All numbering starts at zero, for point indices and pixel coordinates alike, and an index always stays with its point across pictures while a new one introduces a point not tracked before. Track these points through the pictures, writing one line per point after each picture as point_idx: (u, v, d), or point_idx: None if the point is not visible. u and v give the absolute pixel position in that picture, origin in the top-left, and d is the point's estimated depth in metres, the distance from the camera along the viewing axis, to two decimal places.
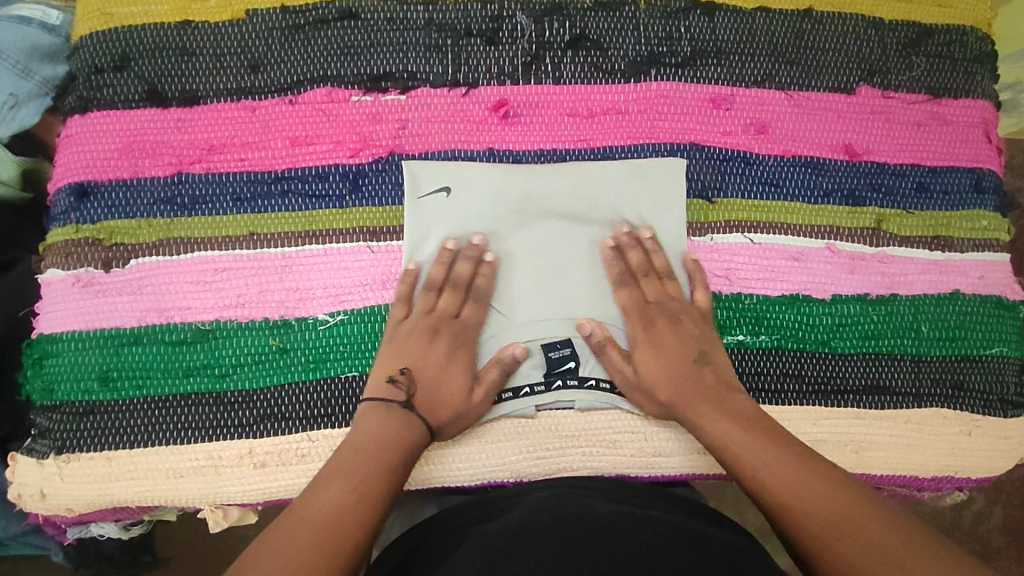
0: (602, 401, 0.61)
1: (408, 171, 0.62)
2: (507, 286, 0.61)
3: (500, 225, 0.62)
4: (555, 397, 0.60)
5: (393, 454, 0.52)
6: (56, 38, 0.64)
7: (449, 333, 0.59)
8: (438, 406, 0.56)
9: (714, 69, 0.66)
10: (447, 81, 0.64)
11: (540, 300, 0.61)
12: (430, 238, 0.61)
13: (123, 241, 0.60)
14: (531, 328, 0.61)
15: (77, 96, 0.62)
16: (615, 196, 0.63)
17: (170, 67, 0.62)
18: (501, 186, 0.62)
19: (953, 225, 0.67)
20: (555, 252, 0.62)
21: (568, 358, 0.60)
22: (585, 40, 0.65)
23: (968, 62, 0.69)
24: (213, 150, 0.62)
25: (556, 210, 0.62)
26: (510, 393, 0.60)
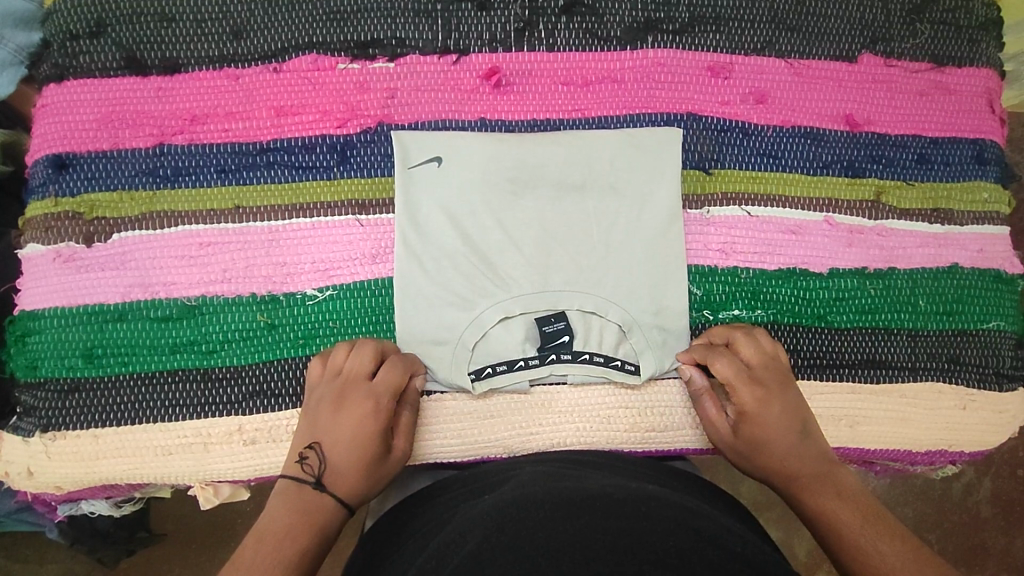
0: (595, 376, 0.60)
1: (398, 141, 0.60)
2: (483, 268, 0.59)
3: (494, 195, 0.60)
4: (548, 371, 0.59)
5: (306, 536, 0.50)
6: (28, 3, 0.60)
7: (355, 396, 0.54)
8: (357, 475, 0.53)
9: (714, 36, 0.64)
10: (437, 48, 0.62)
11: (535, 273, 0.59)
12: (422, 208, 0.60)
13: (104, 215, 0.58)
14: (528, 300, 0.59)
15: (52, 64, 0.60)
16: (612, 165, 0.62)
17: (149, 33, 0.60)
18: (494, 155, 0.60)
19: (953, 198, 0.66)
20: (549, 223, 0.61)
21: (561, 331, 0.59)
22: (580, 5, 0.63)
23: (974, 29, 0.67)
24: (195, 120, 0.60)
25: (551, 179, 0.61)
26: (504, 367, 0.59)
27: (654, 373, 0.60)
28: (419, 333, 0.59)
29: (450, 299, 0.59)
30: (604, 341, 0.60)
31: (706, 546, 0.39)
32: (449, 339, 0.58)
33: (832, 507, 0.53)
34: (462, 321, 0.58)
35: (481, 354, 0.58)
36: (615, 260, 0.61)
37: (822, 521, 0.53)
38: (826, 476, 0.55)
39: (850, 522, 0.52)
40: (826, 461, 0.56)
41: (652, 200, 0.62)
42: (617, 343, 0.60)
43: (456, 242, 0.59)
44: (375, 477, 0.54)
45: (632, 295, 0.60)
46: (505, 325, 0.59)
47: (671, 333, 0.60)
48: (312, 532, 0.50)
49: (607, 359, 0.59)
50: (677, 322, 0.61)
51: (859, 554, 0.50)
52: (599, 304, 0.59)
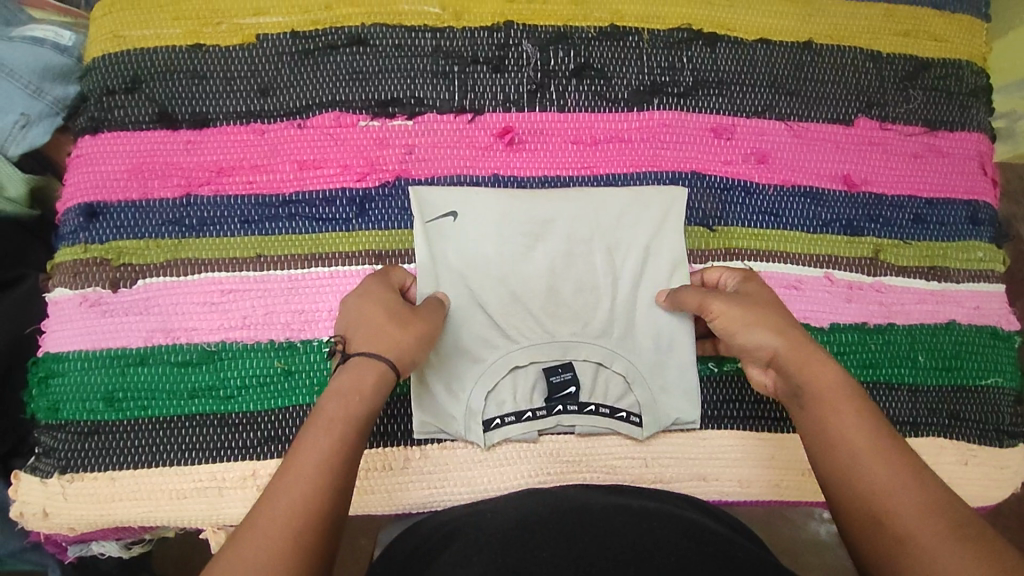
0: (602, 428, 0.61)
1: (414, 195, 0.62)
2: (493, 318, 0.61)
3: (506, 247, 0.62)
4: (555, 422, 0.60)
5: (356, 400, 0.47)
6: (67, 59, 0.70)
7: (367, 293, 0.54)
8: (386, 322, 0.51)
9: (716, 99, 0.68)
10: (454, 107, 0.65)
11: (545, 323, 0.62)
12: (437, 259, 0.62)
13: (130, 261, 0.60)
14: (537, 350, 0.61)
15: (88, 117, 0.63)
16: (619, 221, 0.64)
17: (181, 90, 0.63)
18: (506, 209, 0.63)
19: (949, 256, 0.68)
20: (559, 275, 0.63)
21: (568, 382, 0.60)
22: (589, 69, 0.67)
23: (965, 95, 0.71)
24: (221, 172, 0.62)
25: (560, 233, 0.63)
26: (512, 417, 0.60)
27: (658, 425, 0.61)
28: (432, 380, 0.60)
29: (462, 350, 0.60)
30: (611, 390, 0.61)
31: (706, 561, 0.40)
32: (460, 387, 0.60)
33: (859, 449, 0.46)
34: (474, 370, 0.60)
35: (491, 404, 0.60)
36: (621, 311, 0.63)
37: (844, 458, 0.46)
38: (850, 403, 0.48)
39: (880, 475, 0.44)
40: (852, 387, 0.49)
41: (658, 254, 0.64)
42: (623, 394, 0.61)
43: (468, 292, 0.61)
44: (407, 321, 0.52)
45: (637, 347, 0.62)
46: (514, 375, 0.60)
47: (677, 386, 0.62)
48: (357, 406, 0.46)
49: (612, 410, 0.61)
50: (682, 376, 0.62)
51: (885, 514, 0.42)
52: (606, 356, 0.61)
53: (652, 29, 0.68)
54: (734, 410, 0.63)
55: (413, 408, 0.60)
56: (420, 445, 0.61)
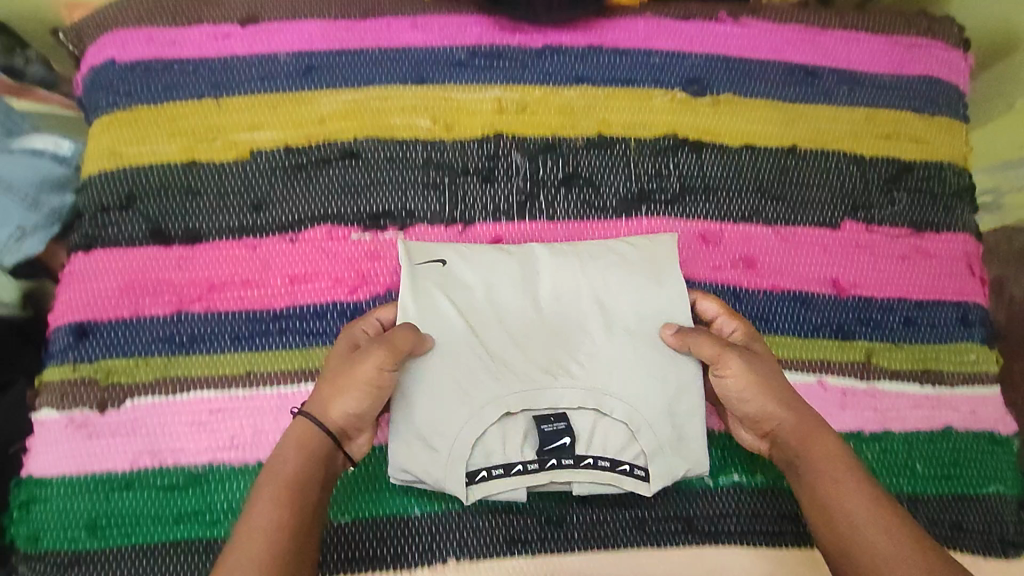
0: (600, 483, 0.59)
1: (400, 245, 0.62)
2: (484, 364, 0.59)
3: (494, 297, 0.61)
4: (550, 477, 0.58)
5: (309, 457, 0.52)
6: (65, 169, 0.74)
7: (330, 355, 0.58)
8: (331, 383, 0.55)
9: (704, 205, 0.69)
10: (444, 218, 0.66)
11: (539, 367, 0.60)
12: (424, 309, 0.60)
13: (119, 381, 0.60)
14: (528, 399, 0.58)
15: (82, 234, 0.64)
16: (610, 267, 0.63)
17: (175, 206, 0.64)
18: (494, 258, 0.63)
19: (941, 359, 0.68)
20: (550, 324, 0.61)
21: (563, 432, 0.58)
22: (578, 178, 0.68)
23: (948, 196, 0.72)
24: (213, 288, 0.63)
25: (549, 280, 0.63)
26: (502, 470, 0.57)
27: (667, 479, 0.59)
28: (416, 425, 0.57)
29: (450, 400, 0.57)
30: (608, 443, 0.59)
31: None
32: (446, 434, 0.57)
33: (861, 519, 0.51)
34: (462, 415, 0.57)
35: (480, 454, 0.57)
36: (617, 356, 0.60)
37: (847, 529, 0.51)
38: (845, 472, 0.53)
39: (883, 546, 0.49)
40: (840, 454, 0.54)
41: (664, 294, 0.62)
42: (625, 445, 0.59)
43: (458, 333, 0.59)
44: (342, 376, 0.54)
45: (642, 392, 0.59)
46: (504, 426, 0.58)
47: (685, 435, 0.59)
48: (294, 475, 0.51)
49: (612, 463, 0.58)
50: (689, 424, 0.60)
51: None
52: (602, 403, 0.59)
53: (639, 137, 0.70)
54: (730, 525, 0.62)
55: (395, 456, 0.57)
56: (410, 568, 0.59)
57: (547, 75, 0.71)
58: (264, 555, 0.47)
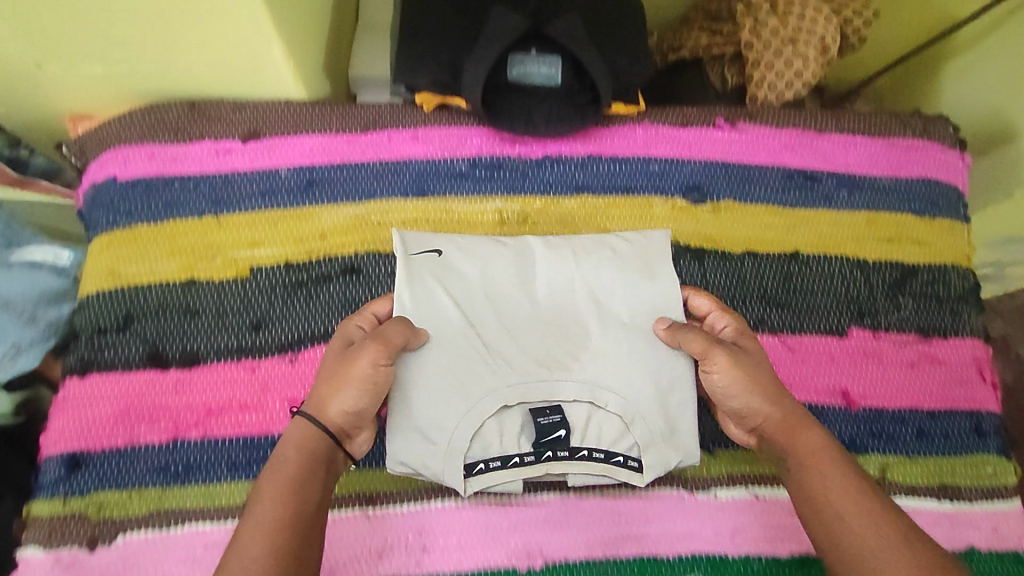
0: (594, 475, 0.60)
1: (397, 235, 0.64)
2: (479, 355, 0.60)
3: (490, 291, 0.63)
4: (546, 469, 0.58)
5: (312, 453, 0.51)
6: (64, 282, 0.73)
7: (324, 357, 0.57)
8: (326, 383, 0.54)
9: None
10: None
11: (533, 358, 0.61)
12: (420, 302, 0.61)
13: (111, 515, 0.58)
14: (524, 391, 0.59)
15: (78, 358, 0.63)
16: (604, 265, 0.65)
17: (173, 327, 0.64)
18: (490, 254, 0.64)
19: (957, 472, 0.66)
20: (546, 319, 0.63)
21: (558, 425, 0.59)
22: None
23: (954, 300, 0.71)
24: (210, 413, 0.61)
25: (544, 277, 0.65)
26: (498, 463, 0.58)
27: (662, 470, 0.60)
28: (413, 419, 0.58)
29: (445, 390, 0.58)
30: (603, 436, 0.60)
31: None
32: (444, 427, 0.57)
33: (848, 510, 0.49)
34: (460, 410, 0.58)
35: (476, 446, 0.58)
36: (611, 352, 0.61)
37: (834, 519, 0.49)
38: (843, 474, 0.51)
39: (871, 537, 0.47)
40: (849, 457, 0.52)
41: (655, 290, 0.64)
42: (619, 436, 0.60)
43: (455, 324, 0.60)
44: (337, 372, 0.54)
45: (636, 386, 0.60)
46: (500, 418, 0.59)
47: (678, 426, 0.60)
48: (297, 472, 0.50)
49: (606, 455, 0.59)
50: (682, 415, 0.61)
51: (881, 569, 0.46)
52: (597, 395, 0.60)
53: None
54: None
55: (392, 450, 0.58)
56: None
57: (547, 185, 0.72)
58: (265, 550, 0.45)
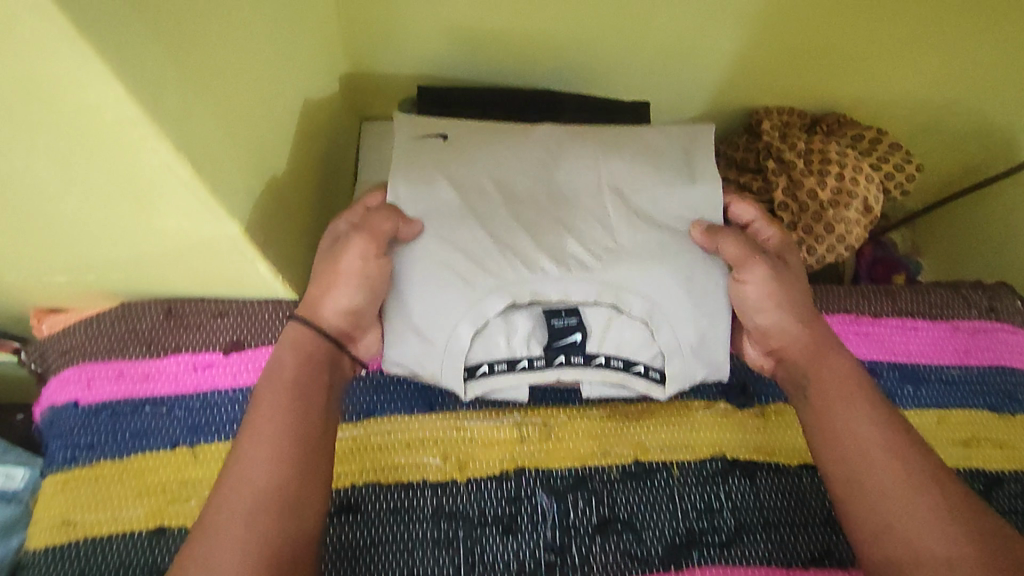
0: (609, 391, 0.60)
1: (401, 118, 0.64)
2: (487, 224, 0.59)
3: (504, 139, 0.64)
4: (556, 374, 0.58)
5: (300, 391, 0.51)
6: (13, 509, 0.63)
7: (316, 255, 0.58)
8: (320, 259, 0.57)
9: (766, 545, 0.59)
10: None
11: (542, 237, 0.60)
12: (426, 185, 0.60)
13: None
14: (539, 287, 0.58)
15: None
16: (626, 155, 0.64)
17: None
18: (502, 145, 0.63)
19: None
20: (558, 188, 0.63)
21: (573, 328, 0.59)
22: (616, 522, 0.59)
23: None
24: None
25: (558, 160, 0.63)
26: (505, 365, 0.58)
27: (684, 383, 0.59)
28: (409, 317, 0.57)
29: (452, 269, 0.57)
30: (625, 347, 0.59)
31: None
32: (443, 328, 0.56)
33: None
34: (461, 300, 0.57)
35: (480, 346, 0.58)
36: (638, 254, 0.59)
37: None
38: None
39: None
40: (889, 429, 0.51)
41: (696, 193, 0.62)
42: (642, 346, 0.58)
43: (456, 203, 0.60)
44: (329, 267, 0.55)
45: (659, 284, 0.58)
46: (509, 320, 0.59)
47: (708, 338, 0.59)
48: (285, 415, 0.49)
49: (624, 363, 0.58)
50: (716, 305, 0.59)
51: None
52: (618, 296, 0.58)
53: (680, 461, 0.62)
54: None
55: (391, 349, 0.58)
56: None
57: (572, 392, 0.65)
58: (248, 508, 0.44)
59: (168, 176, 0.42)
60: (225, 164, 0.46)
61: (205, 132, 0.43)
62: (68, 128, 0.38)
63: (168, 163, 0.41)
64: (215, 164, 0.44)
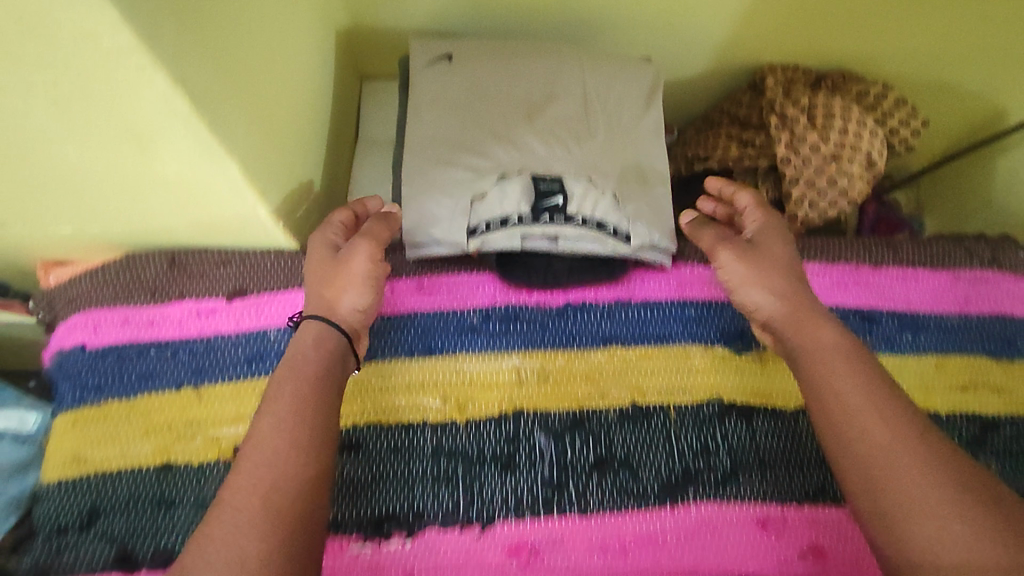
0: (586, 246, 0.62)
1: (416, 45, 0.71)
2: (484, 118, 0.67)
3: (499, 54, 0.70)
4: (539, 229, 0.61)
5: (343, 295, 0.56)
6: (28, 449, 0.66)
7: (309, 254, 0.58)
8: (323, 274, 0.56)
9: (760, 483, 0.61)
10: (459, 519, 0.57)
11: (531, 126, 0.66)
12: (428, 100, 0.68)
13: None
14: (527, 163, 0.64)
15: (34, 560, 0.55)
16: (603, 74, 0.70)
17: (144, 522, 0.56)
18: (500, 60, 0.70)
19: None
20: (548, 94, 0.68)
21: (555, 192, 0.62)
22: (612, 461, 0.60)
23: None
24: None
25: (546, 72, 0.69)
26: (498, 223, 0.61)
27: (647, 243, 0.63)
28: (421, 198, 0.64)
29: (451, 155, 0.65)
30: (600, 210, 0.62)
31: None
32: (447, 200, 0.63)
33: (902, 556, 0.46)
34: (461, 177, 0.64)
35: (481, 211, 0.62)
36: (607, 144, 0.67)
37: None
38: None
39: None
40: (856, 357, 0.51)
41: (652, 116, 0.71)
42: (612, 211, 0.62)
43: (456, 110, 0.67)
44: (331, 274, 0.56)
45: (627, 172, 0.66)
46: (504, 186, 0.62)
47: (666, 211, 0.66)
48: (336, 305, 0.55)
49: (598, 223, 0.62)
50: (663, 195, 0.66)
51: None
52: (596, 175, 0.64)
53: (679, 403, 0.63)
54: None
55: (409, 233, 0.63)
56: None
57: (570, 337, 0.64)
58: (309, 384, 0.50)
59: (167, 113, 0.43)
60: (223, 104, 0.47)
61: (202, 71, 0.44)
62: (67, 61, 0.39)
63: (167, 96, 0.42)
64: (214, 103, 0.46)
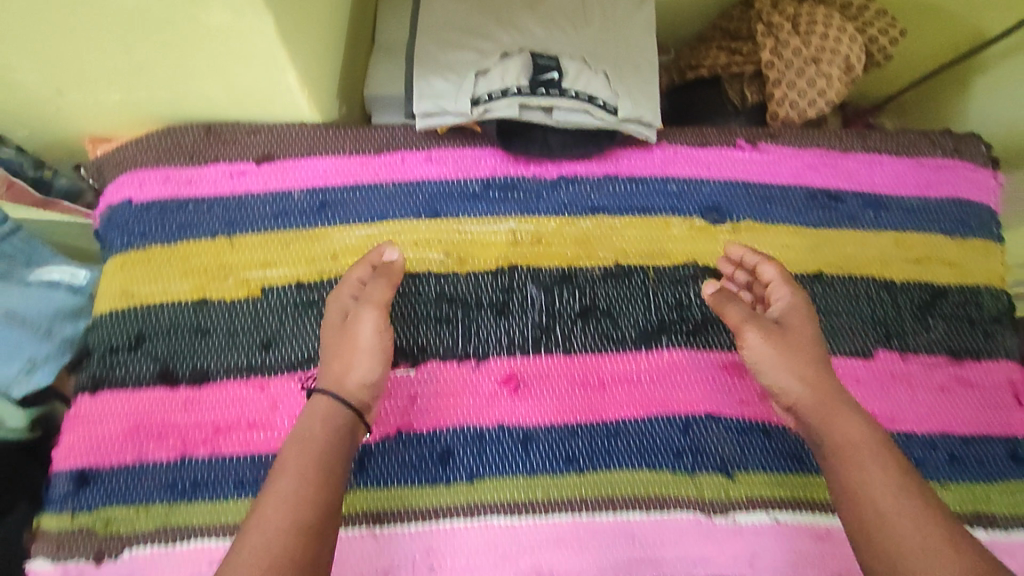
0: (577, 118, 0.69)
1: None
2: (489, 8, 0.73)
3: None
4: (537, 99, 0.67)
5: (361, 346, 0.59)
6: (80, 299, 0.75)
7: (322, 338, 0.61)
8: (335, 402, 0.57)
9: (727, 335, 0.68)
10: (457, 354, 0.65)
11: (532, 14, 0.72)
12: None
13: (119, 530, 0.59)
14: (526, 45, 0.70)
15: (90, 374, 0.64)
16: None
17: (185, 346, 0.64)
18: None
19: (993, 500, 0.63)
20: None
21: (552, 69, 0.68)
22: (595, 311, 0.68)
23: (988, 322, 0.70)
24: (220, 432, 0.62)
25: None
26: (499, 94, 0.67)
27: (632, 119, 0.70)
28: (426, 70, 0.70)
29: (459, 39, 0.71)
30: (591, 87, 0.69)
31: None
32: (453, 75, 0.69)
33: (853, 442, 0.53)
34: (466, 57, 0.70)
35: (483, 83, 0.68)
36: (601, 33, 0.73)
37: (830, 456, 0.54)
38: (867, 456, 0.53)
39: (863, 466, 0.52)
40: None
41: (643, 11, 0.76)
42: (603, 89, 0.69)
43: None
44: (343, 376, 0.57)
45: (618, 57, 0.72)
46: (505, 64, 0.69)
47: (653, 93, 0.72)
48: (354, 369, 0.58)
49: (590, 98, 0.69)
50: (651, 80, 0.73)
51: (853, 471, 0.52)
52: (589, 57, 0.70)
53: (658, 266, 0.70)
54: None
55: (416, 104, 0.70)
56: None
57: (561, 204, 0.71)
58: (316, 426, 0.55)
59: None
60: None
61: None
62: None
63: None
64: None
